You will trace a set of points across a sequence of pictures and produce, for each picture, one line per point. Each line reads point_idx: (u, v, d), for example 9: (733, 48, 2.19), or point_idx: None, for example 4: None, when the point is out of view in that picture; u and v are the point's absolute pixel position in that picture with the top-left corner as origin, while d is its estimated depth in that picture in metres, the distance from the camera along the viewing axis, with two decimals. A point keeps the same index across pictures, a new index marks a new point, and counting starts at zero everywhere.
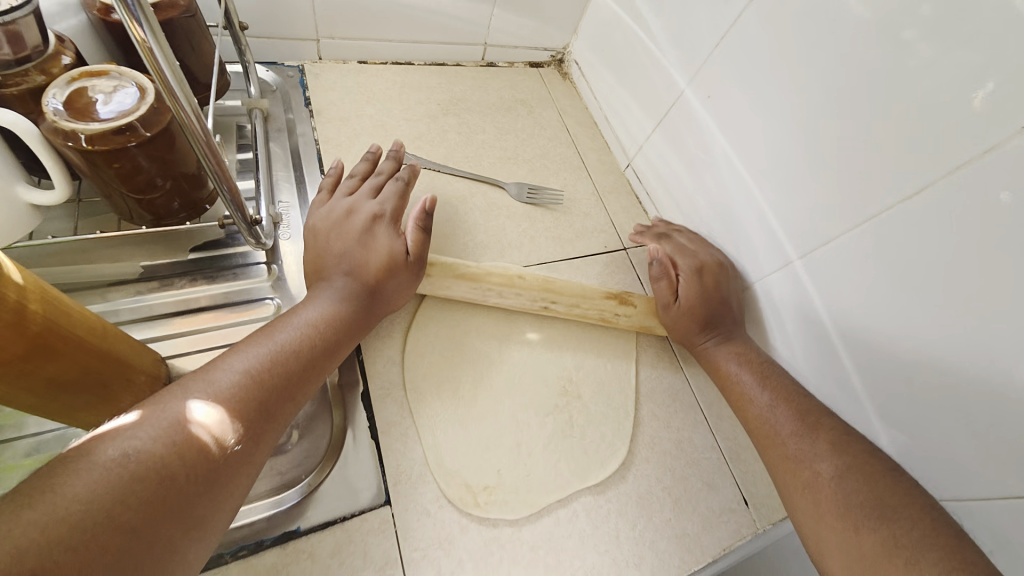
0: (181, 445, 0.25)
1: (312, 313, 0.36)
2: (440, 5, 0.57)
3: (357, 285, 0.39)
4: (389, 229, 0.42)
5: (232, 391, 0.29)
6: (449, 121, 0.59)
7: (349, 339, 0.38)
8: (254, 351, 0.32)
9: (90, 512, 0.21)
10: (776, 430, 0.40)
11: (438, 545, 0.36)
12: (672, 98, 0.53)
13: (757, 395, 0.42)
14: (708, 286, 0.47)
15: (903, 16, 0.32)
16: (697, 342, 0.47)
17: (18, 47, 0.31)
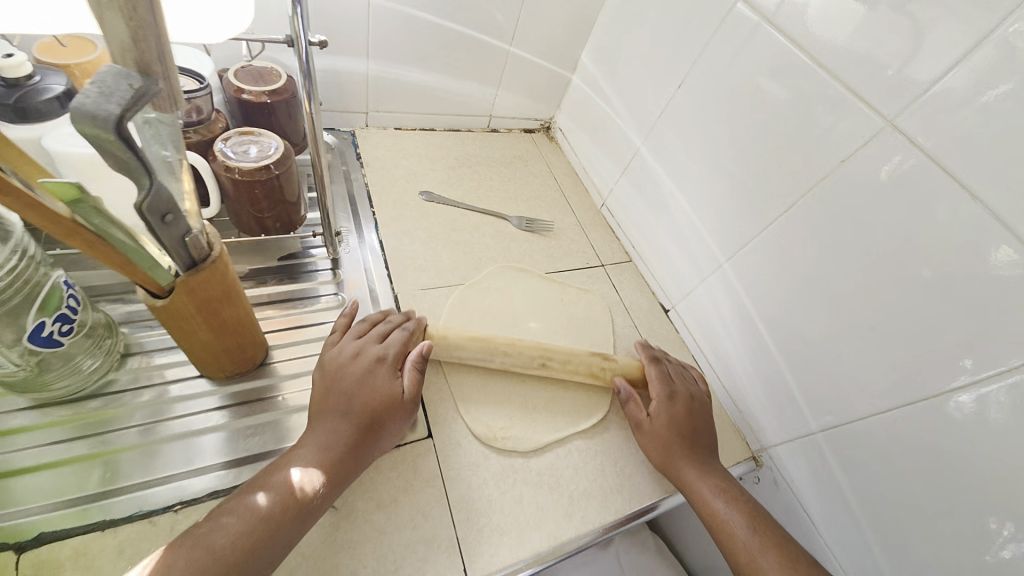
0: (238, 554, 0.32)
1: (309, 454, 0.39)
2: (458, 89, 0.77)
3: (353, 425, 0.41)
4: (386, 369, 0.46)
5: (250, 522, 0.34)
6: (464, 171, 0.76)
7: (356, 454, 0.41)
8: (279, 483, 0.37)
9: None
10: (730, 525, 0.45)
11: (467, 468, 0.48)
12: (632, 153, 0.72)
13: (723, 513, 0.46)
14: (678, 411, 0.52)
15: (776, 98, 0.51)
16: (678, 466, 0.49)
17: (199, 115, 0.47)
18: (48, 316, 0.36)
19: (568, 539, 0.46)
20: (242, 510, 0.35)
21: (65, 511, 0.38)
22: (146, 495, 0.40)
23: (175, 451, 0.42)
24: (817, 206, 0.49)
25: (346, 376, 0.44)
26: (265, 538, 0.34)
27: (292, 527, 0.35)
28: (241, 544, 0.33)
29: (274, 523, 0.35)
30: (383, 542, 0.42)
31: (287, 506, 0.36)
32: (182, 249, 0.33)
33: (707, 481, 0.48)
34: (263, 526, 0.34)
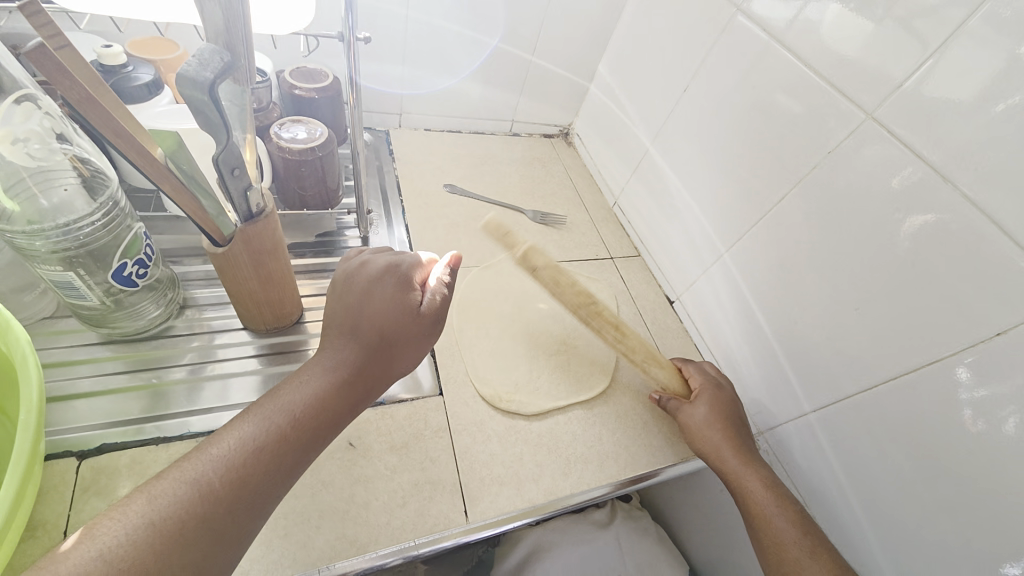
0: (237, 474, 0.31)
1: (318, 378, 0.36)
2: (484, 95, 0.84)
3: (358, 354, 0.37)
4: (393, 288, 0.39)
5: (253, 444, 0.32)
6: (485, 169, 0.83)
7: (362, 380, 0.38)
8: (274, 412, 0.34)
9: (159, 541, 0.27)
10: (756, 499, 0.48)
11: (473, 424, 0.52)
12: (643, 154, 0.77)
13: (756, 492, 0.48)
14: (722, 409, 0.54)
15: (769, 98, 0.56)
16: (719, 453, 0.51)
17: (260, 104, 0.56)
18: (128, 259, 0.42)
19: (564, 494, 0.50)
20: (235, 438, 0.32)
21: (120, 427, 0.44)
22: (189, 421, 0.45)
23: (216, 388, 0.48)
24: (809, 195, 0.52)
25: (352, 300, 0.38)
26: (262, 468, 0.32)
27: (292, 452, 0.34)
28: (246, 467, 0.31)
29: (271, 452, 0.33)
30: (393, 478, 0.46)
31: (288, 431, 0.34)
32: (243, 202, 0.40)
33: (740, 464, 0.50)
34: (260, 454, 0.32)
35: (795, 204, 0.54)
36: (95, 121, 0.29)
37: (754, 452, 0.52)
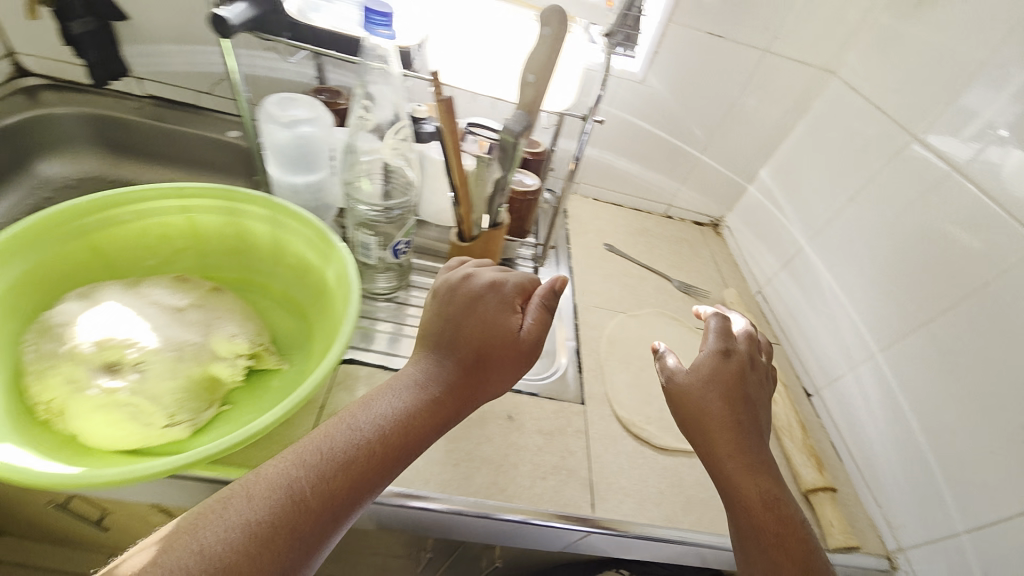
0: (322, 478, 0.34)
1: (400, 396, 0.41)
2: (651, 179, 0.98)
3: (448, 379, 0.43)
4: (504, 317, 0.46)
5: (339, 452, 0.36)
6: (640, 239, 0.95)
7: (438, 402, 0.42)
8: (357, 425, 0.38)
9: (245, 535, 0.31)
10: (751, 490, 0.42)
11: (606, 437, 0.59)
12: (796, 251, 0.83)
13: (738, 477, 0.43)
14: (724, 377, 0.47)
15: (940, 215, 0.60)
16: (706, 427, 0.45)
17: None
18: (403, 237, 0.59)
19: (681, 525, 0.53)
20: (307, 451, 0.35)
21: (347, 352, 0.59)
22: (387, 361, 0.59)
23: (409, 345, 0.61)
24: (977, 307, 0.54)
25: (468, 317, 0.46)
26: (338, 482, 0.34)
27: (371, 465, 0.37)
28: (332, 473, 0.35)
29: (357, 461, 0.36)
30: (535, 455, 0.54)
31: (366, 445, 0.37)
32: (494, 212, 0.58)
33: (727, 446, 0.44)
34: (339, 465, 0.35)
35: (960, 314, 0.55)
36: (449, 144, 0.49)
37: (735, 441, 0.44)
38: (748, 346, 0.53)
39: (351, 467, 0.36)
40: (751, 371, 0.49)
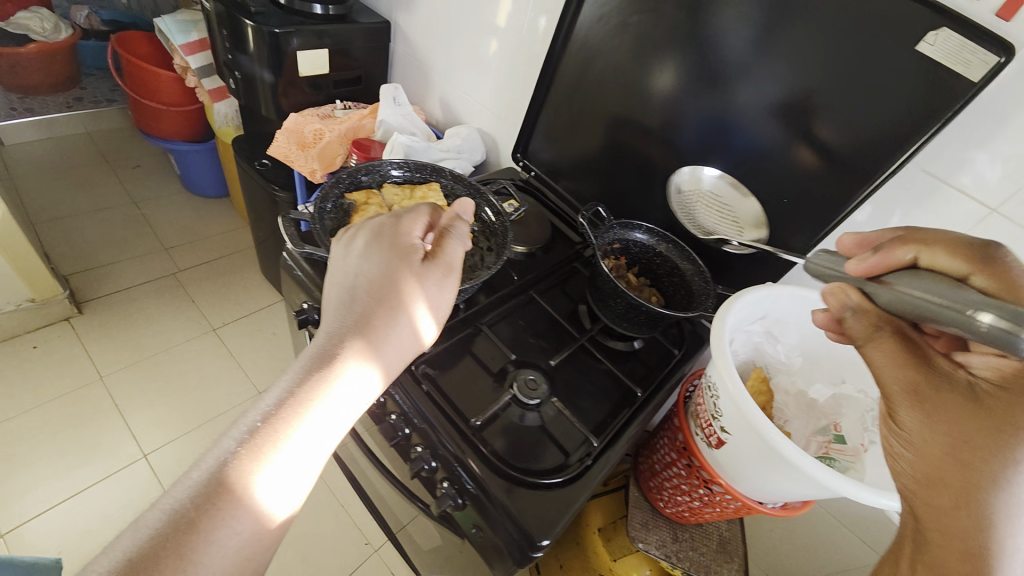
0: (290, 408, 0.46)
1: (327, 333, 0.52)
2: None
3: (317, 398, 0.47)
4: (417, 241, 0.59)
5: (293, 394, 0.47)
6: None
7: (371, 317, 0.53)
8: (320, 346, 0.51)
9: (264, 437, 0.44)
10: (354, 311, 0.53)
11: None
12: None
13: (359, 307, 0.54)
14: (379, 250, 0.58)
15: None
16: (328, 304, 0.56)
17: None
18: None
19: None
20: (321, 375, 0.48)
21: None
22: None
23: None
24: None
25: (384, 241, 0.59)
26: (312, 452, 0.46)
27: (342, 368, 0.50)
28: (296, 403, 0.46)
29: (308, 390, 0.47)
30: None
31: (334, 363, 0.49)
32: None
33: (406, 284, 0.55)
34: (312, 397, 0.47)
35: None
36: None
37: (400, 292, 0.55)
38: (381, 235, 0.59)
39: (315, 382, 0.48)
40: (403, 250, 0.58)
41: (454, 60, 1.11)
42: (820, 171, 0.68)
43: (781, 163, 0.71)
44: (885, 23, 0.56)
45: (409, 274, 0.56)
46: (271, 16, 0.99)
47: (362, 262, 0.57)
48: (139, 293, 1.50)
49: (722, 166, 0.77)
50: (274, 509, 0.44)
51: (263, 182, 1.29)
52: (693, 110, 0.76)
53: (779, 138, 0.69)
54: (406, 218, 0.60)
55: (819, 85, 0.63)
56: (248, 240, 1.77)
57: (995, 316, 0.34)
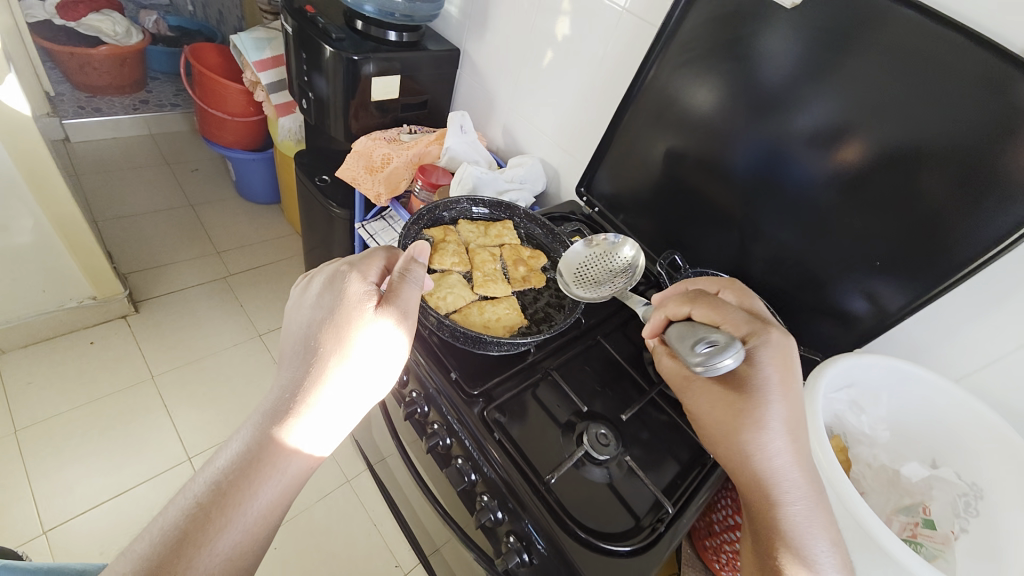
0: (241, 463, 0.47)
1: (285, 381, 0.52)
2: None
3: (269, 458, 0.48)
4: (370, 285, 0.57)
5: (247, 446, 0.48)
6: None
7: (326, 368, 0.52)
8: (277, 394, 0.51)
9: (213, 492, 0.46)
10: (312, 360, 0.53)
11: None
12: None
13: (315, 356, 0.53)
14: (326, 294, 0.56)
15: None
16: (284, 346, 0.55)
17: None
18: None
19: None
20: (273, 429, 0.49)
21: None
22: None
23: None
24: None
25: (332, 284, 0.57)
26: (269, 500, 0.47)
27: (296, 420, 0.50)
28: (248, 453, 0.48)
29: (258, 446, 0.48)
30: None
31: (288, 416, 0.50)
32: None
33: (361, 330, 0.54)
34: (262, 454, 0.48)
35: None
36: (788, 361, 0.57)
37: (359, 338, 0.53)
38: (330, 284, 0.56)
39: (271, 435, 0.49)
40: (357, 297, 0.55)
41: (520, 90, 1.11)
42: (889, 215, 0.66)
43: (847, 203, 0.70)
44: (936, 63, 0.58)
45: (357, 317, 0.54)
46: (350, 43, 1.01)
47: (309, 319, 0.55)
48: (192, 295, 1.55)
49: (811, 220, 0.74)
50: (315, 450, 0.51)
51: (323, 197, 1.32)
52: (745, 138, 0.77)
53: (842, 177, 0.69)
54: (355, 267, 0.58)
55: (881, 125, 0.64)
56: (295, 247, 1.81)
57: (700, 367, 0.52)
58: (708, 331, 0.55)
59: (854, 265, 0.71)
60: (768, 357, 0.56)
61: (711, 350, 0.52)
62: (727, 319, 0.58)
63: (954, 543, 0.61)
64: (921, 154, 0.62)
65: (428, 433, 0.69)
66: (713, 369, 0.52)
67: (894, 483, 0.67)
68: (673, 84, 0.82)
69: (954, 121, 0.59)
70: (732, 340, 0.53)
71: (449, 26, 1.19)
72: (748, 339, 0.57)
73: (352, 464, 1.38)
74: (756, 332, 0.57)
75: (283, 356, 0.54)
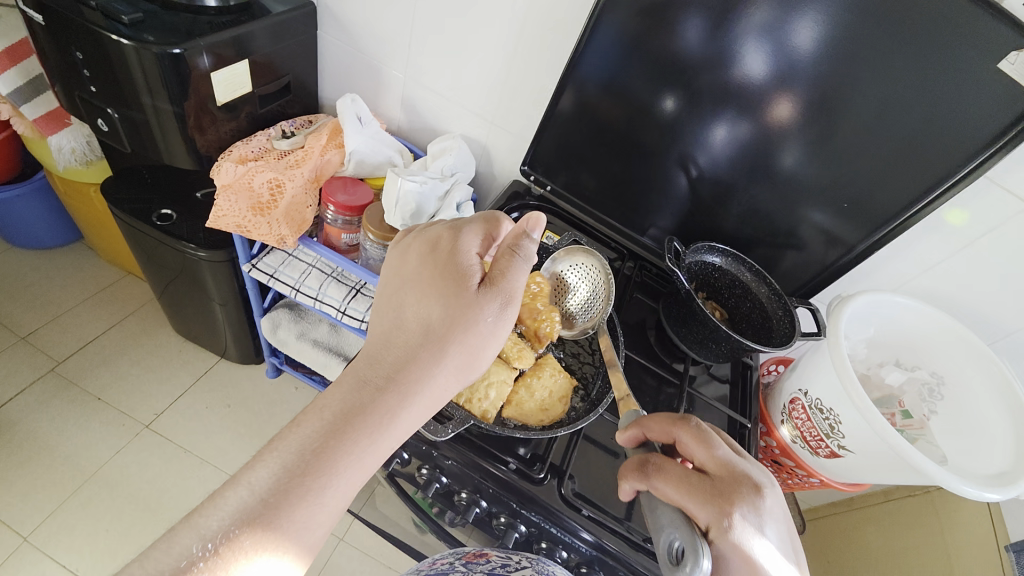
0: (251, 502, 0.40)
1: (331, 400, 0.46)
2: None
3: (306, 480, 0.42)
4: (474, 258, 0.52)
5: (255, 486, 0.41)
6: None
7: (394, 372, 0.48)
8: (319, 416, 0.45)
9: (223, 527, 0.39)
10: (370, 372, 0.48)
11: None
12: None
13: (399, 351, 0.49)
14: (432, 267, 0.51)
15: None
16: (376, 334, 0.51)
17: None
18: None
19: None
20: (302, 463, 0.42)
21: None
22: None
23: None
24: None
25: (437, 260, 0.52)
26: (287, 542, 0.40)
27: (324, 455, 0.43)
28: (263, 492, 0.41)
29: (288, 475, 0.42)
30: None
31: (333, 435, 0.44)
32: None
33: (450, 312, 0.49)
34: (287, 485, 0.41)
35: None
36: (748, 512, 0.46)
37: (460, 317, 0.49)
38: (437, 252, 0.52)
39: (286, 478, 0.41)
40: (465, 273, 0.50)
41: (414, 52, 0.88)
42: (843, 160, 0.69)
43: (791, 151, 0.71)
44: None
45: (461, 300, 0.49)
46: (155, 27, 0.69)
47: (412, 285, 0.51)
48: (17, 409, 1.16)
49: (756, 152, 0.73)
50: None
51: (170, 240, 0.97)
52: (590, 45, 0.72)
53: (704, 72, 0.69)
54: (463, 232, 0.53)
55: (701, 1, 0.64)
56: (138, 295, 1.40)
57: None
58: (672, 525, 0.46)
59: (822, 206, 0.74)
60: (736, 526, 0.45)
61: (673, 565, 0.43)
62: (689, 501, 0.47)
63: (930, 425, 0.71)
64: (857, 97, 0.64)
65: (497, 528, 0.61)
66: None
67: (866, 382, 0.78)
68: (580, 50, 0.73)
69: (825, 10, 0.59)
70: (696, 548, 0.42)
71: None
72: (711, 529, 0.46)
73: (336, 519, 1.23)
74: (718, 519, 0.46)
75: (390, 313, 0.52)
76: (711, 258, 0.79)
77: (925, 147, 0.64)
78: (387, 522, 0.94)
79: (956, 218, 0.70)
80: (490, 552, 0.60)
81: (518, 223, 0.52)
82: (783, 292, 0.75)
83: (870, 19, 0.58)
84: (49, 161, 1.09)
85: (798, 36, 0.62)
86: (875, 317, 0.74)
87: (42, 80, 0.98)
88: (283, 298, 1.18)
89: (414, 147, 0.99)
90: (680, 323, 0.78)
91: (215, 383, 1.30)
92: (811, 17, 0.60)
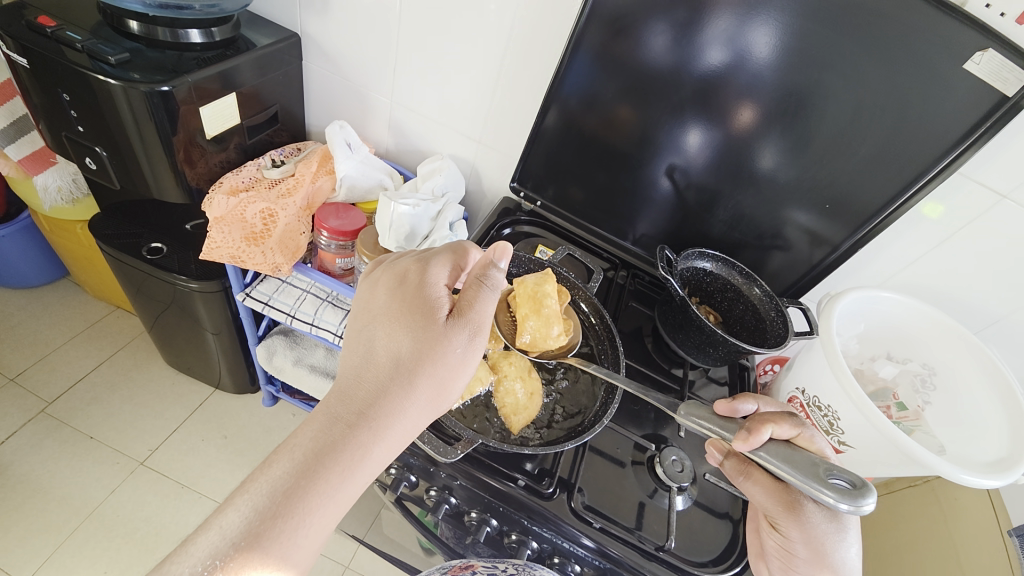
0: (221, 550, 0.40)
1: (302, 439, 0.46)
2: None
3: (278, 522, 0.42)
4: (443, 291, 0.53)
5: (227, 532, 0.41)
6: None
7: (363, 409, 0.48)
8: (291, 456, 0.45)
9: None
10: (341, 408, 0.48)
11: None
12: None
13: (370, 386, 0.49)
14: (401, 302, 0.52)
15: None
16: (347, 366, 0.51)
17: None
18: None
19: None
20: (273, 505, 0.42)
21: None
22: None
23: None
24: None
25: (405, 294, 0.52)
26: None
27: (296, 494, 0.43)
28: (235, 537, 0.40)
29: (259, 517, 0.41)
30: None
31: (305, 474, 0.44)
32: None
33: (418, 344, 0.50)
34: (259, 528, 0.41)
35: None
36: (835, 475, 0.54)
37: (433, 342, 0.50)
38: (406, 285, 0.53)
39: (258, 522, 0.41)
40: (433, 305, 0.51)
41: (401, 76, 0.89)
42: (826, 163, 0.72)
43: (768, 153, 0.73)
44: None
45: (430, 331, 0.50)
46: (140, 65, 0.70)
47: (381, 318, 0.52)
48: (9, 452, 1.13)
49: (737, 157, 0.75)
50: None
51: (162, 273, 0.97)
52: (568, 61, 0.74)
53: (670, 77, 0.72)
54: (431, 265, 0.54)
55: (670, 13, 0.66)
56: (128, 329, 1.38)
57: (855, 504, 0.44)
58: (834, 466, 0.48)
59: (808, 207, 0.76)
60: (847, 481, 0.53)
61: (847, 488, 0.44)
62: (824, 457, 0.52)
63: (924, 416, 0.73)
64: (828, 100, 0.66)
65: (509, 546, 0.61)
66: (858, 512, 0.44)
67: (860, 376, 0.79)
68: (561, 69, 0.75)
69: (794, 19, 0.62)
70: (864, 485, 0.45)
71: (267, 5, 0.88)
72: None
73: (340, 546, 1.21)
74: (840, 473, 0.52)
75: (359, 347, 0.52)
76: (704, 263, 0.80)
77: (902, 147, 0.67)
78: (394, 547, 0.92)
79: (940, 214, 0.73)
80: (476, 564, 0.60)
81: (483, 254, 0.54)
82: (774, 293, 0.77)
83: (830, 27, 0.61)
84: (33, 201, 1.09)
85: (756, 44, 0.65)
86: (865, 312, 0.76)
87: (25, 120, 0.98)
88: (278, 325, 1.17)
89: (404, 169, 1.00)
90: (677, 329, 0.79)
91: (210, 414, 1.28)
92: (769, 23, 0.63)
